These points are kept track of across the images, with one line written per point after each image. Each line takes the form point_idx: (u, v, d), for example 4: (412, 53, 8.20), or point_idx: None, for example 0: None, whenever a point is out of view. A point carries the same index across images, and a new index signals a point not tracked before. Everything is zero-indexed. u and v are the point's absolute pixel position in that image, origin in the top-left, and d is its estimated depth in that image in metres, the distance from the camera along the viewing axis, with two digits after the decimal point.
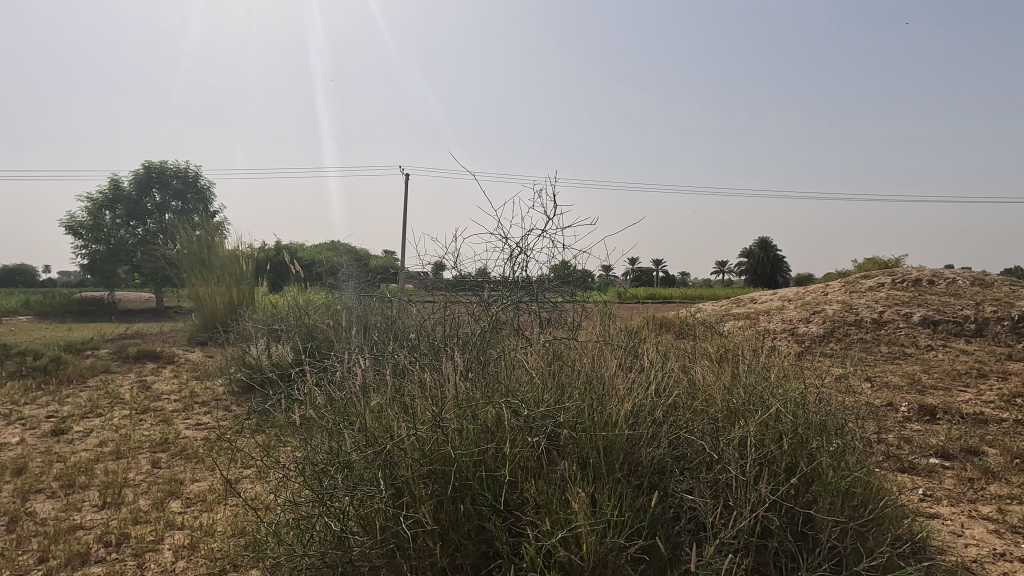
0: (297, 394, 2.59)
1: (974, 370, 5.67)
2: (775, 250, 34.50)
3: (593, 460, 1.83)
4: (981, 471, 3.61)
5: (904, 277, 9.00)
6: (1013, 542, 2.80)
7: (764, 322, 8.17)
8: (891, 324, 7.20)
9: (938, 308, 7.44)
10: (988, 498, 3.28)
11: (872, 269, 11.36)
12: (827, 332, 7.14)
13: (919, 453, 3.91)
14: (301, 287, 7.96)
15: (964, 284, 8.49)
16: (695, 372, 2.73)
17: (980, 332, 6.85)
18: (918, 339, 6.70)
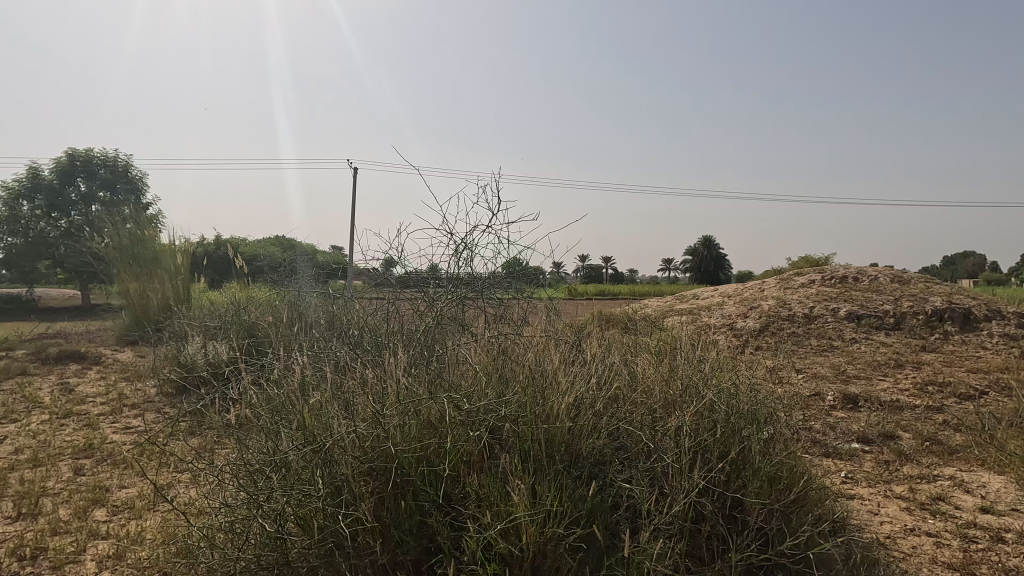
0: (232, 393, 2.49)
1: (892, 361, 6.10)
2: (717, 249, 35.97)
3: (534, 453, 1.86)
4: (895, 453, 3.90)
5: (832, 274, 9.58)
6: (922, 517, 3.05)
7: (705, 317, 8.50)
8: (820, 318, 7.64)
9: (861, 303, 7.97)
10: (902, 478, 3.55)
11: (804, 267, 12.03)
12: (763, 327, 7.51)
13: (842, 439, 4.19)
14: (243, 284, 7.66)
15: (885, 281, 9.11)
16: (636, 365, 2.81)
17: (898, 325, 7.38)
18: (844, 333, 7.15)
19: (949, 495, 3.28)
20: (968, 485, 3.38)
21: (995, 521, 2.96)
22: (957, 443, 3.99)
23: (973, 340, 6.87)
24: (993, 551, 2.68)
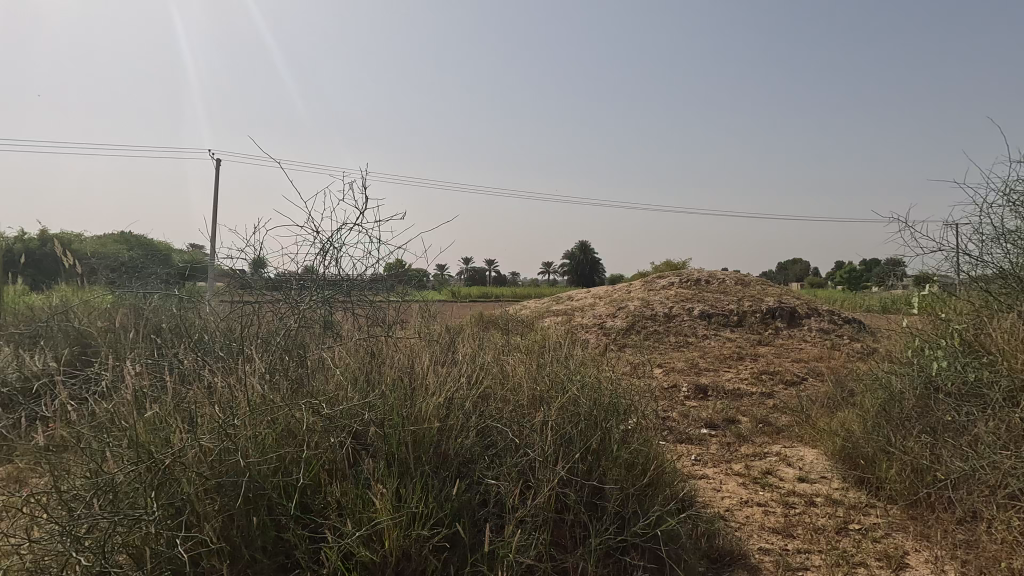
0: (49, 411, 2.15)
1: (735, 354, 6.89)
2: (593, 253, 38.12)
3: (400, 456, 1.83)
4: (736, 435, 4.41)
5: (688, 277, 10.60)
6: (754, 490, 3.48)
7: (578, 317, 8.98)
8: (678, 317, 8.42)
9: (711, 303, 8.91)
10: (740, 456, 4.03)
11: (666, 270, 13.18)
12: (629, 326, 8.10)
13: (693, 425, 4.65)
14: (74, 285, 6.67)
15: (730, 283, 10.28)
16: (507, 363, 2.88)
17: (740, 322, 8.36)
18: (697, 330, 7.95)
19: (776, 469, 3.78)
20: (790, 459, 3.92)
21: (809, 488, 3.46)
22: (783, 423, 4.61)
23: (797, 334, 7.99)
24: (807, 514, 3.14)
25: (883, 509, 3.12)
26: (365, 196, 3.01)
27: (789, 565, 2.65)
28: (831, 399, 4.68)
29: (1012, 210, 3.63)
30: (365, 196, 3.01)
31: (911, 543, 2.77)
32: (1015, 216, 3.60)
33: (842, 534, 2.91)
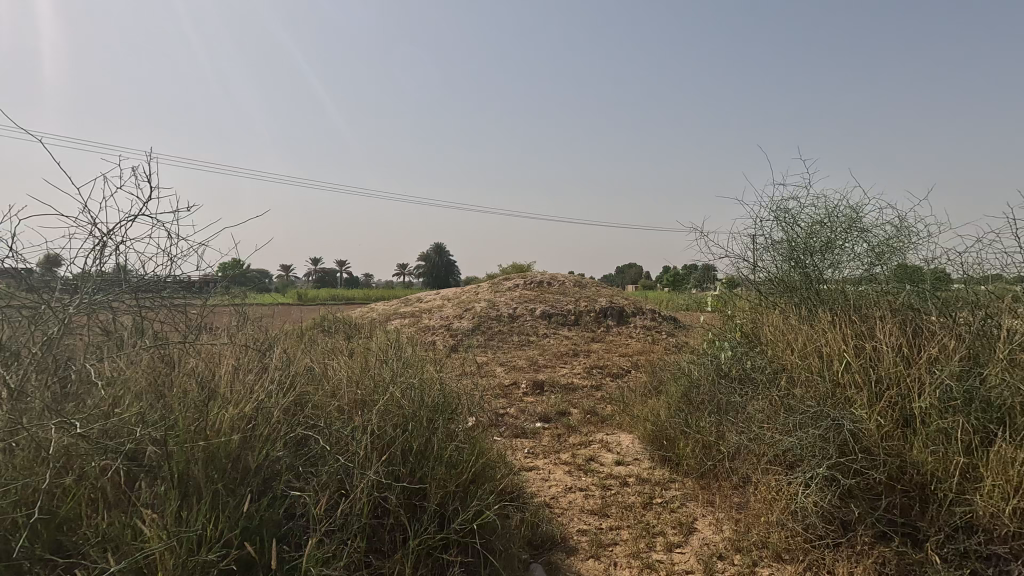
0: None
1: (570, 350, 7.39)
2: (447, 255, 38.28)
3: (188, 474, 1.65)
4: (566, 427, 4.72)
5: (532, 279, 11.15)
6: (577, 476, 3.75)
7: (426, 319, 8.95)
8: (521, 317, 8.81)
9: (552, 304, 9.46)
10: (568, 446, 4.32)
11: (513, 272, 13.71)
12: (475, 326, 8.27)
13: (529, 420, 4.88)
14: None
15: (569, 285, 11.02)
16: (331, 367, 2.76)
17: (577, 321, 8.99)
18: (538, 329, 8.38)
19: (598, 455, 4.11)
20: (610, 445, 4.30)
21: (624, 470, 3.82)
22: (607, 412, 5.04)
23: (624, 331, 8.82)
24: (621, 493, 3.46)
25: (681, 483, 3.55)
26: (151, 174, 2.27)
27: (602, 542, 2.88)
28: (646, 388, 5.23)
29: (777, 224, 4.38)
30: (150, 173, 2.27)
31: (700, 510, 3.19)
32: (782, 231, 4.35)
33: (647, 508, 3.25)
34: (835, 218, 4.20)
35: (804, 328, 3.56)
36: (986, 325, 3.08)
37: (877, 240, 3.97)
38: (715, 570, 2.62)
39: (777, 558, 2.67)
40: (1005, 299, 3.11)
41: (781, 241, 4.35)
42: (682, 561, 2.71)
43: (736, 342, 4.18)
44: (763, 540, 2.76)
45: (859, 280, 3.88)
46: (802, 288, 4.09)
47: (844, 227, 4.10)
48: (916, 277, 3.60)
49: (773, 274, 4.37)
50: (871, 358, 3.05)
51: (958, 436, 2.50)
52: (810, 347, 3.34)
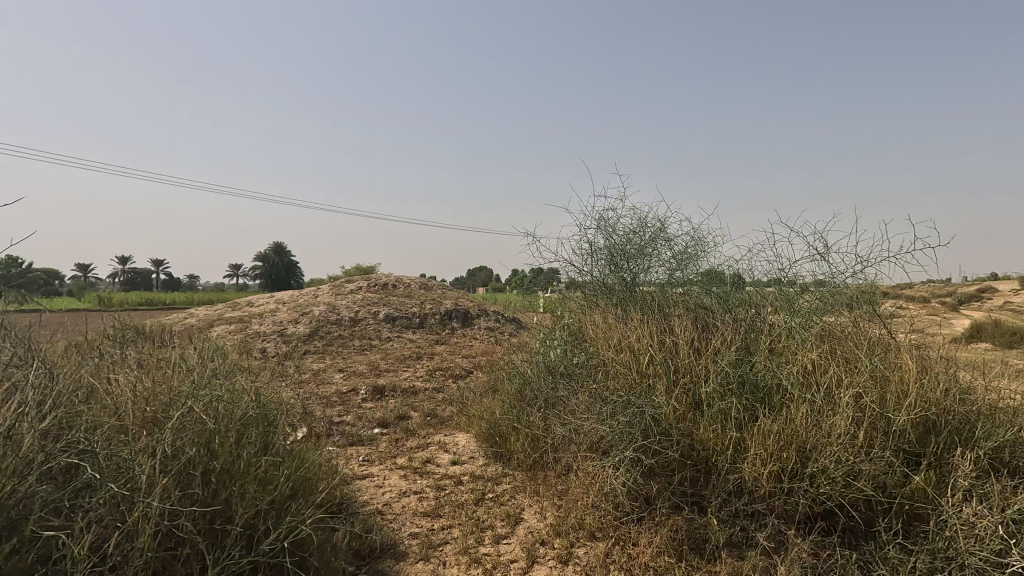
0: None
1: (414, 353, 7.33)
2: (288, 256, 35.62)
3: None
4: (404, 430, 4.66)
5: (377, 282, 10.86)
6: (412, 479, 3.72)
7: (256, 325, 8.23)
8: (363, 321, 8.52)
9: (396, 307, 9.30)
10: (405, 450, 4.26)
11: (357, 275, 13.23)
12: (312, 331, 7.79)
13: (365, 427, 4.73)
14: None
15: (415, 288, 10.93)
16: (117, 381, 2.40)
17: (422, 324, 8.95)
18: (381, 332, 8.17)
19: (434, 456, 4.12)
20: (447, 445, 4.34)
21: (459, 469, 3.88)
22: (446, 413, 5.08)
23: (469, 332, 8.99)
24: (454, 493, 3.50)
25: (512, 477, 3.71)
26: None
27: (431, 543, 2.88)
28: (485, 388, 5.38)
29: (598, 231, 4.80)
30: None
31: (528, 500, 3.35)
32: (602, 237, 4.78)
33: (478, 504, 3.33)
34: (645, 227, 4.73)
35: (619, 326, 3.94)
36: (755, 320, 3.70)
37: (678, 248, 4.54)
38: (537, 556, 2.77)
39: (592, 537, 2.91)
40: (768, 299, 3.76)
41: (602, 247, 4.77)
42: (508, 551, 2.82)
43: (564, 340, 4.48)
44: (580, 522, 2.99)
45: (663, 283, 4.40)
46: (619, 290, 4.53)
47: (653, 236, 4.62)
48: (706, 280, 4.20)
49: (596, 277, 4.77)
50: (669, 351, 3.47)
51: (732, 414, 2.95)
52: (623, 343, 3.70)
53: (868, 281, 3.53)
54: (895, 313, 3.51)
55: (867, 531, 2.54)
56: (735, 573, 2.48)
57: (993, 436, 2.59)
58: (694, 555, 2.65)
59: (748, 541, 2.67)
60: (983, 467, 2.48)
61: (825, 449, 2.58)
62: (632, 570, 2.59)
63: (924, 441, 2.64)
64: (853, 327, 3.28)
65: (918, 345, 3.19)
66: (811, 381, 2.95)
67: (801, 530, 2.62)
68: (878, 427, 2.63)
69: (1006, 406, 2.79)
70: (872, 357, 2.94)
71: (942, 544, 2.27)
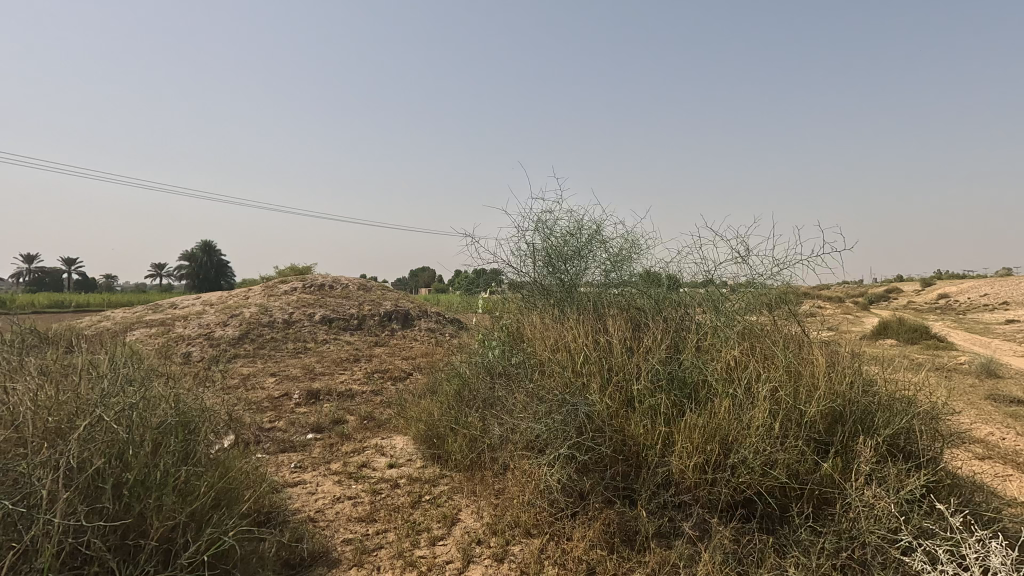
0: None
1: (351, 356, 7.16)
2: (218, 255, 33.86)
3: None
4: (339, 435, 4.55)
5: (313, 282, 10.53)
6: (347, 484, 3.64)
7: (180, 328, 7.79)
8: (298, 323, 8.24)
9: (333, 309, 9.05)
10: (340, 455, 4.16)
11: (291, 275, 12.77)
12: (242, 334, 7.45)
13: (298, 432, 4.58)
14: None
15: (353, 289, 10.68)
16: (17, 390, 2.22)
17: (360, 325, 8.76)
18: (316, 335, 7.93)
19: (371, 460, 4.05)
20: (384, 449, 4.27)
21: (396, 472, 3.83)
22: (384, 416, 5.00)
23: (409, 334, 8.87)
24: (390, 496, 3.45)
25: (450, 478, 3.70)
26: None
27: (366, 548, 2.82)
28: (424, 390, 5.33)
29: (536, 233, 4.87)
30: None
31: (465, 501, 3.36)
32: (540, 238, 4.85)
33: (414, 507, 3.30)
34: (582, 230, 4.84)
35: (555, 326, 4.01)
36: (683, 320, 3.86)
37: (613, 250, 4.68)
38: (473, 556, 2.78)
39: (527, 534, 2.95)
40: (695, 299, 3.94)
41: (540, 248, 4.84)
42: (444, 553, 2.82)
43: (502, 341, 4.52)
44: (516, 520, 3.03)
45: (599, 284, 4.52)
46: (556, 291, 4.61)
47: (589, 238, 4.74)
48: (639, 281, 4.34)
49: (534, 278, 4.84)
50: (603, 350, 3.57)
51: (661, 409, 3.06)
52: (559, 343, 3.78)
53: (785, 283, 3.77)
54: (809, 312, 3.76)
55: (782, 516, 2.71)
56: (662, 562, 2.58)
57: (891, 424, 2.83)
58: (625, 547, 2.74)
59: (675, 530, 2.79)
60: (882, 453, 2.71)
61: (745, 440, 2.72)
62: (566, 565, 2.64)
63: (832, 430, 2.84)
64: (772, 326, 3.49)
65: (828, 341, 3.44)
66: (733, 377, 3.11)
67: (723, 518, 2.76)
68: (792, 418, 2.80)
69: (902, 396, 3.06)
70: (787, 354, 3.15)
71: (847, 524, 2.46)
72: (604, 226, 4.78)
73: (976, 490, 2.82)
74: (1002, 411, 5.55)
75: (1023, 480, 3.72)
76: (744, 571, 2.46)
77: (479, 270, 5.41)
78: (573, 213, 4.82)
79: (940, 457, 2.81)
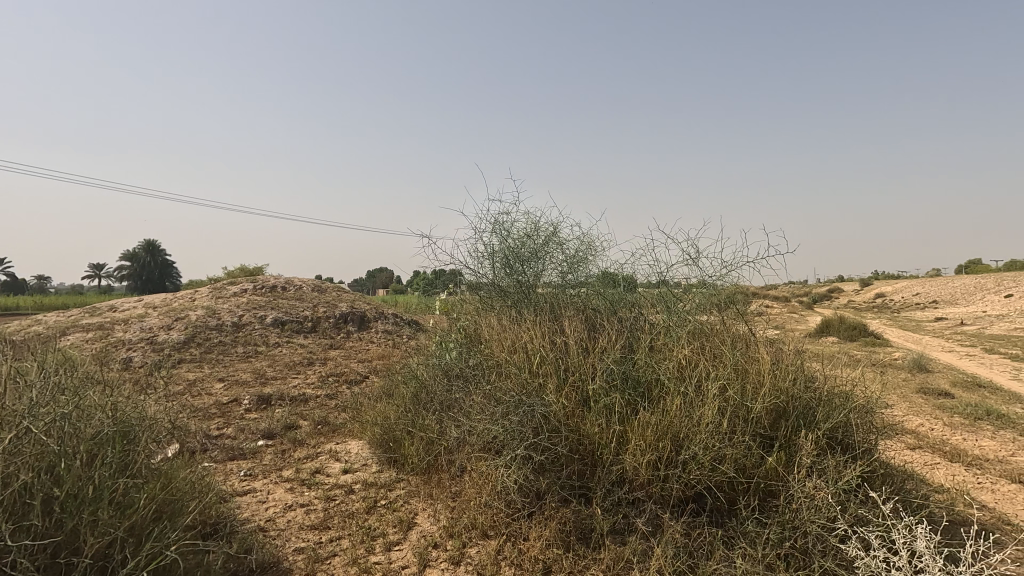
0: None
1: (305, 359, 6.98)
2: (162, 254, 32.35)
3: None
4: (291, 441, 4.42)
5: (264, 284, 10.21)
6: (300, 491, 3.54)
7: (119, 332, 7.40)
8: (248, 326, 7.97)
9: (286, 310, 8.82)
10: (293, 461, 4.05)
11: (241, 276, 12.35)
12: (187, 338, 7.14)
13: (248, 439, 4.43)
14: None
15: (307, 290, 10.43)
16: None
17: (314, 328, 8.55)
18: (268, 338, 7.69)
19: (325, 466, 3.96)
20: (339, 454, 4.19)
21: (351, 478, 3.76)
22: (339, 420, 4.90)
23: (365, 336, 8.72)
24: (345, 502, 3.38)
25: (406, 482, 3.66)
26: None
27: (319, 556, 2.76)
28: (380, 393, 5.26)
29: (494, 234, 4.87)
30: None
31: (422, 505, 3.33)
32: (497, 239, 4.86)
33: (370, 512, 3.25)
34: (539, 231, 4.87)
35: (513, 327, 4.03)
36: (637, 320, 3.95)
37: (569, 252, 4.74)
38: (430, 559, 2.76)
39: (484, 535, 2.95)
40: (649, 299, 4.03)
41: (498, 249, 4.84)
42: (400, 558, 2.79)
43: (459, 342, 4.50)
44: (472, 522, 3.02)
45: (557, 285, 4.57)
46: (514, 292, 4.63)
47: (546, 239, 4.78)
48: (595, 282, 4.41)
49: (492, 279, 4.84)
50: (559, 351, 3.61)
51: (616, 408, 3.12)
52: (516, 344, 3.79)
53: (734, 283, 3.91)
54: (756, 312, 3.92)
55: (730, 509, 2.80)
56: (617, 558, 2.63)
57: (830, 418, 2.97)
58: (581, 545, 2.78)
59: (629, 527, 2.85)
60: (822, 445, 2.84)
61: (695, 437, 2.81)
62: (522, 565, 2.66)
63: (776, 425, 2.96)
64: (721, 325, 3.61)
65: (774, 340, 3.59)
66: (685, 375, 3.21)
67: (674, 513, 2.83)
68: (739, 414, 2.91)
69: (840, 391, 3.22)
70: (735, 352, 3.26)
71: (789, 515, 2.57)
72: (561, 228, 4.83)
73: (907, 478, 3.00)
74: (930, 403, 5.92)
75: (949, 468, 3.99)
76: (694, 563, 2.54)
77: (437, 271, 5.37)
78: (530, 214, 4.85)
79: (874, 448, 2.98)
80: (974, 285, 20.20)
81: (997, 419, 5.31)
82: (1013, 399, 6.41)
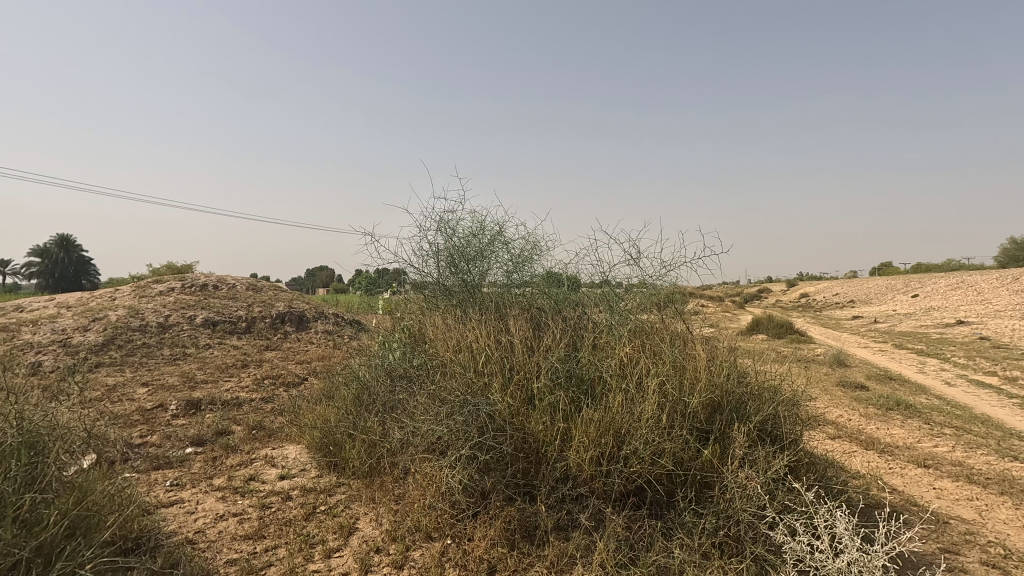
0: None
1: (239, 362, 6.66)
2: (77, 253, 30.05)
3: None
4: (223, 448, 4.19)
5: (193, 282, 9.68)
6: (232, 501, 3.36)
7: (26, 334, 6.77)
8: (175, 327, 7.53)
9: (218, 310, 8.39)
10: (225, 469, 3.83)
11: (166, 276, 11.69)
12: (106, 340, 6.65)
13: (175, 447, 4.17)
14: None
15: (241, 288, 9.98)
16: None
17: (249, 328, 8.18)
18: (198, 339, 7.28)
19: (259, 473, 3.78)
20: (275, 459, 4.01)
21: (288, 484, 3.61)
22: (276, 425, 4.70)
23: (303, 337, 8.43)
24: (281, 510, 3.24)
25: (347, 486, 3.56)
26: None
27: (253, 567, 2.63)
28: (319, 395, 5.09)
29: (439, 233, 4.81)
30: None
31: (363, 509, 3.24)
32: (443, 237, 4.81)
33: (309, 519, 3.14)
34: (484, 230, 4.85)
35: (457, 327, 4.00)
36: (581, 319, 4.01)
37: (514, 251, 4.75)
38: (372, 565, 2.69)
39: (428, 538, 2.91)
40: (594, 299, 4.09)
41: (443, 249, 4.79)
42: (341, 564, 2.70)
43: (404, 342, 4.43)
44: (416, 524, 2.98)
45: (502, 285, 4.56)
46: (459, 291, 4.60)
47: (491, 239, 4.77)
48: (541, 281, 4.44)
49: (436, 278, 4.78)
50: (504, 350, 3.61)
51: (560, 406, 3.15)
52: (461, 343, 3.76)
53: (673, 284, 4.04)
54: (693, 311, 4.06)
55: (668, 501, 2.89)
56: (560, 555, 2.66)
57: (760, 410, 3.13)
58: (525, 543, 2.79)
59: (572, 523, 2.89)
60: (753, 437, 2.98)
61: (636, 432, 2.88)
62: (467, 565, 2.64)
63: (711, 419, 3.08)
64: (660, 323, 3.72)
65: (709, 338, 3.73)
66: (626, 373, 3.28)
67: (616, 507, 2.88)
68: (677, 409, 3.00)
69: (770, 385, 3.40)
70: (674, 350, 3.36)
71: (723, 505, 2.68)
72: (506, 227, 4.83)
73: (827, 466, 3.21)
74: (848, 396, 6.36)
75: (864, 455, 4.30)
76: (635, 555, 2.61)
77: (380, 270, 5.24)
78: (475, 214, 4.82)
79: (799, 438, 3.15)
80: (886, 286, 21.88)
81: (905, 409, 5.77)
82: (919, 390, 7.00)
